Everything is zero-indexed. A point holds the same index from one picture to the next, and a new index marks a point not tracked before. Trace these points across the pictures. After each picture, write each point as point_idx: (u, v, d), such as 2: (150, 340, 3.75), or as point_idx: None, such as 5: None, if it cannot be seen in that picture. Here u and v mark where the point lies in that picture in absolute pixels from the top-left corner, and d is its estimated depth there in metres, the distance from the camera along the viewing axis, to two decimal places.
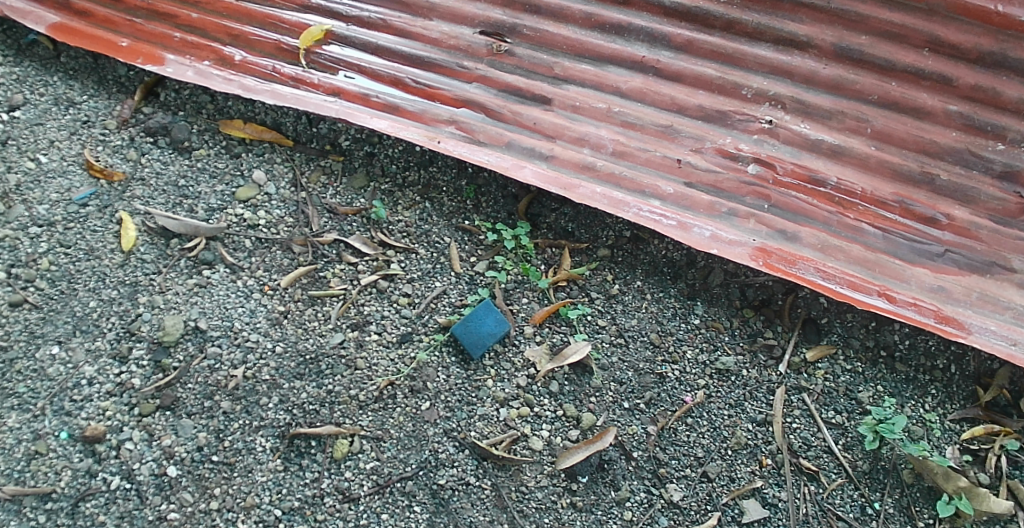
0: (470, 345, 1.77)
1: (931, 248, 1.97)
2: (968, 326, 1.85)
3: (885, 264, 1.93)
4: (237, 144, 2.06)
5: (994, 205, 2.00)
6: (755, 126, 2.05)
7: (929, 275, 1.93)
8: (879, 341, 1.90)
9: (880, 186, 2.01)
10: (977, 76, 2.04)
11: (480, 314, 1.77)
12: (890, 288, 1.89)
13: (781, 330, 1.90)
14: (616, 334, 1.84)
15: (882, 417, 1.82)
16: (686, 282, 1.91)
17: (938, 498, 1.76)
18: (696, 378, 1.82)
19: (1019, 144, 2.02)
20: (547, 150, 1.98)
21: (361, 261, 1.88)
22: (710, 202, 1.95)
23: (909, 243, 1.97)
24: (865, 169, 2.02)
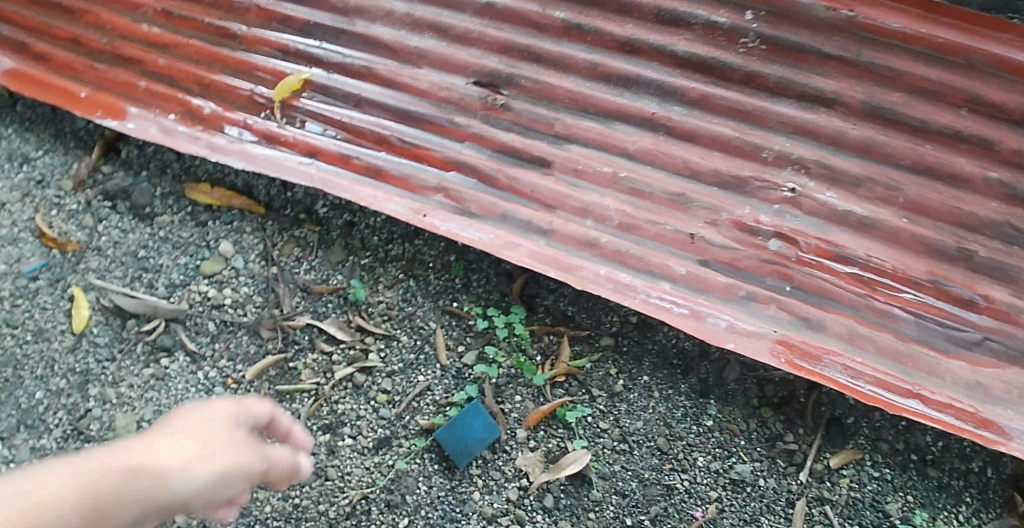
0: (454, 451, 1.61)
1: (969, 336, 1.72)
2: (1010, 433, 1.62)
3: (919, 357, 1.70)
4: (203, 211, 1.88)
5: None
6: (776, 194, 1.81)
7: (967, 368, 1.69)
8: (909, 444, 1.68)
9: (911, 263, 1.76)
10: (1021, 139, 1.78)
11: (467, 418, 1.61)
12: (923, 386, 1.67)
13: (803, 432, 1.70)
14: (619, 439, 1.65)
15: None
16: (698, 376, 1.71)
17: None
18: (708, 490, 1.63)
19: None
20: (546, 224, 1.77)
21: (336, 350, 1.74)
22: (727, 285, 1.75)
23: (945, 329, 1.72)
24: (895, 244, 1.78)
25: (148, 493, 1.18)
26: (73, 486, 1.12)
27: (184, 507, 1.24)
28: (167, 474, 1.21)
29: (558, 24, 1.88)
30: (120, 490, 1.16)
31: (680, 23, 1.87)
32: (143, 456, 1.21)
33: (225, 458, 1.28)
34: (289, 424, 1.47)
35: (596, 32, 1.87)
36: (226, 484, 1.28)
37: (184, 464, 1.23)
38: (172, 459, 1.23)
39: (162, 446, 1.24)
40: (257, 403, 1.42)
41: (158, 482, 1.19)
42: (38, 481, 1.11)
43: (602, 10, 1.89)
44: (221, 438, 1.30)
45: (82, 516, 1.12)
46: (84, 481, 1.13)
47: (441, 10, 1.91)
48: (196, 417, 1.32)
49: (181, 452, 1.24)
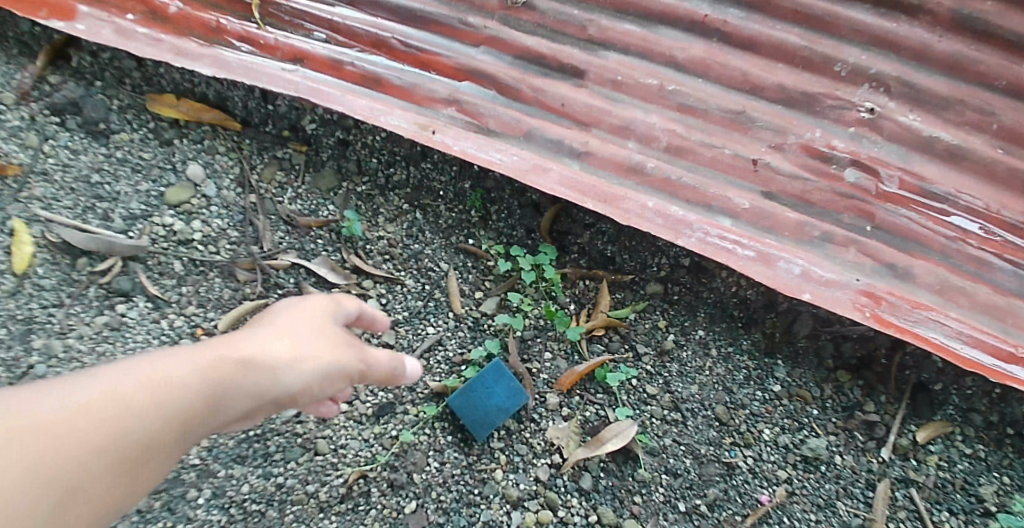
0: (471, 422, 1.28)
1: None
2: None
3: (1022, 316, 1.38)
4: (168, 128, 1.55)
5: None
6: (851, 115, 1.47)
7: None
8: (1008, 418, 1.39)
9: (1013, 205, 1.44)
10: None
11: (488, 379, 1.28)
12: None
13: (884, 401, 1.43)
14: (670, 407, 1.35)
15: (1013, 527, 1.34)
16: (763, 332, 1.43)
17: None
18: (776, 470, 1.35)
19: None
20: (581, 145, 1.45)
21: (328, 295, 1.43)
22: (798, 223, 1.42)
23: None
24: (990, 181, 1.45)
25: (257, 388, 0.99)
26: (182, 378, 0.93)
27: (289, 402, 1.05)
28: (278, 367, 1.00)
29: None
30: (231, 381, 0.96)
31: None
32: (249, 347, 1.00)
33: (335, 349, 1.07)
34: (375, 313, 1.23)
35: None
36: (334, 379, 1.07)
37: (292, 356, 1.02)
38: (280, 349, 1.02)
39: (267, 336, 1.03)
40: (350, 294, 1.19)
41: (269, 378, 1.00)
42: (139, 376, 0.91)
43: None
44: (322, 327, 1.09)
45: (191, 410, 0.93)
46: (190, 376, 0.94)
47: None
48: (290, 306, 1.10)
49: (286, 341, 1.03)
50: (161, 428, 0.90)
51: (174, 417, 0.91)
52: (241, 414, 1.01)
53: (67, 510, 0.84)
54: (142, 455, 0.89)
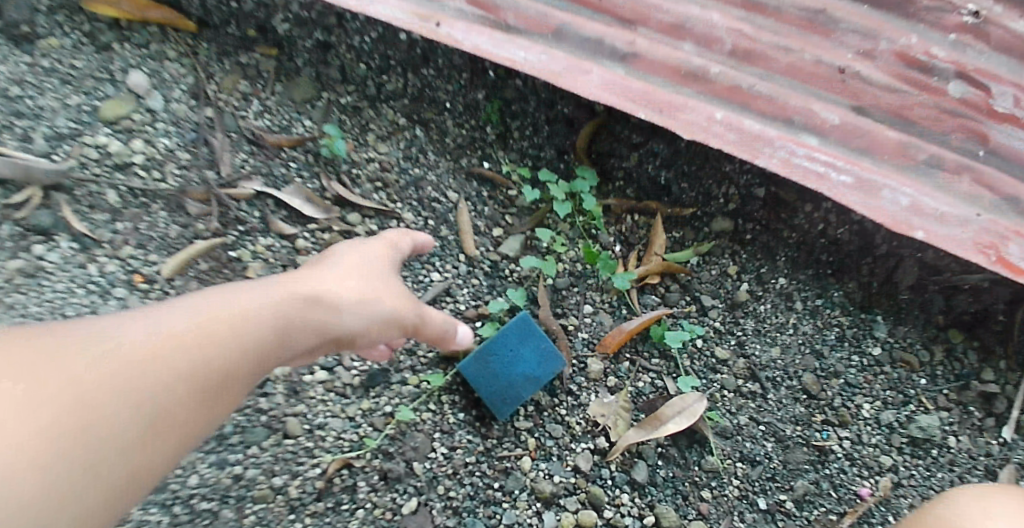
0: (489, 396, 0.98)
1: None
2: None
3: None
4: (105, 30, 1.10)
5: None
6: (952, 18, 1.07)
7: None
8: None
9: None
10: None
11: (514, 340, 0.97)
12: None
13: (1004, 369, 1.10)
14: (746, 376, 1.04)
15: None
16: (858, 280, 1.11)
17: None
18: (877, 456, 1.05)
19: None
20: (626, 44, 1.07)
21: (302, 232, 1.07)
22: (902, 144, 1.06)
23: None
24: None
25: (312, 333, 0.77)
26: (217, 321, 0.72)
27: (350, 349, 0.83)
28: (333, 307, 0.78)
29: None
30: (280, 325, 0.75)
31: None
32: (300, 284, 0.79)
33: (401, 289, 0.85)
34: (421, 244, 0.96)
35: None
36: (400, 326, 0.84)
37: (351, 293, 0.80)
38: (335, 285, 0.79)
39: (319, 272, 0.81)
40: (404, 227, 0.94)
41: (323, 321, 0.78)
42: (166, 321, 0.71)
43: None
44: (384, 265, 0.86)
45: (231, 362, 0.72)
46: (231, 318, 0.73)
47: None
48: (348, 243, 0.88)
49: (343, 277, 0.81)
50: (193, 382, 0.70)
51: (211, 371, 0.71)
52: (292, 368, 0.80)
53: (84, 492, 0.64)
54: (175, 420, 0.69)
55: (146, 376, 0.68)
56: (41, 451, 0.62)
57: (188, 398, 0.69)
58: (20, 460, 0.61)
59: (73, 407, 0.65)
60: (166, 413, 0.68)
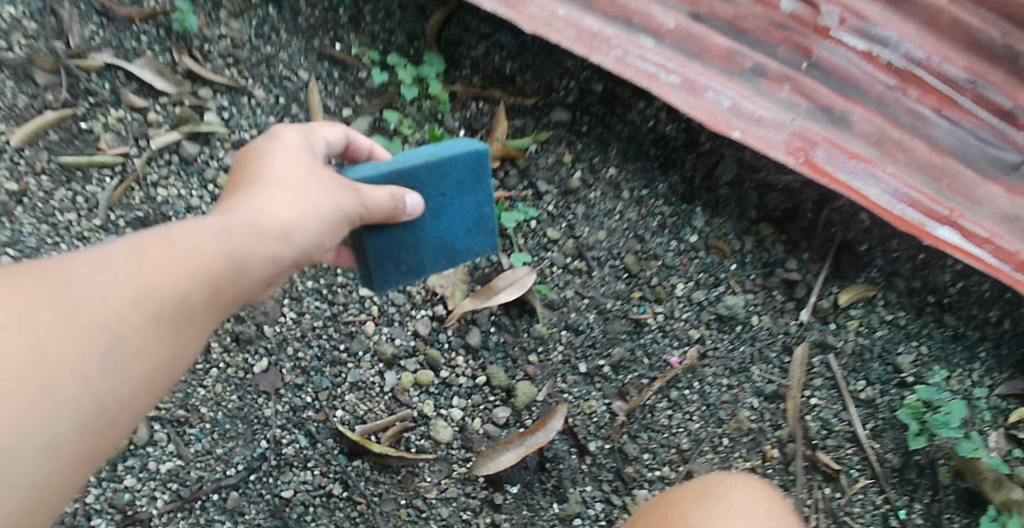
0: (380, 257, 0.99)
1: (1010, 158, 1.21)
2: None
3: (955, 177, 1.19)
4: None
5: None
6: None
7: (1007, 196, 1.19)
8: (929, 282, 1.24)
9: (959, 57, 1.21)
10: None
11: (458, 178, 0.99)
12: (960, 214, 1.18)
13: (807, 259, 1.28)
14: (573, 255, 1.19)
15: (927, 400, 1.26)
16: (681, 174, 1.23)
17: (985, 509, 1.24)
18: (688, 329, 1.19)
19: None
20: None
21: (153, 105, 1.12)
22: (728, 51, 1.21)
23: (991, 146, 1.21)
24: (932, 27, 1.21)
25: (273, 252, 0.81)
26: (184, 246, 0.76)
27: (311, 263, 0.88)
28: (288, 222, 0.81)
29: None
30: (241, 244, 0.79)
31: None
32: (246, 200, 0.81)
33: (342, 190, 0.87)
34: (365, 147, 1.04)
35: None
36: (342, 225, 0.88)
37: (303, 206, 0.83)
38: (281, 197, 0.83)
39: (254, 189, 0.83)
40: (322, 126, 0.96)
41: (280, 240, 0.81)
42: (118, 255, 0.74)
43: None
44: (313, 164, 0.88)
45: (219, 276, 0.77)
46: (193, 238, 0.76)
47: None
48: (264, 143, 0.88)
49: (275, 185, 0.83)
50: (171, 303, 0.74)
51: (177, 291, 0.75)
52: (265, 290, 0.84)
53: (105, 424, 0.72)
54: (167, 331, 0.74)
55: (106, 325, 0.71)
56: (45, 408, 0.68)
57: (165, 317, 0.74)
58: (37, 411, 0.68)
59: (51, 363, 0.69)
60: (138, 340, 0.73)
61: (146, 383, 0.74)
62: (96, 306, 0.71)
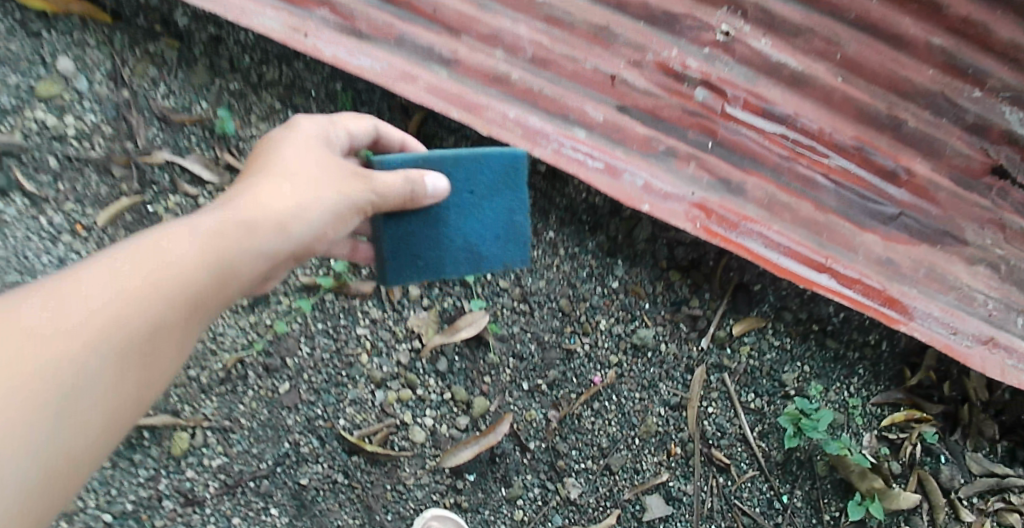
0: (411, 228, 1.41)
1: (885, 210, 1.68)
2: (913, 314, 1.61)
3: (835, 229, 1.64)
4: (36, 19, 1.55)
5: (957, 162, 1.71)
6: (708, 36, 1.62)
7: (879, 243, 1.66)
8: (813, 314, 1.66)
9: (842, 127, 1.68)
10: (973, 6, 1.69)
11: (482, 181, 1.41)
12: (836, 261, 1.62)
13: (708, 297, 1.64)
14: (519, 299, 1.58)
15: (805, 409, 1.66)
16: (607, 234, 1.58)
17: (850, 493, 1.66)
18: (609, 355, 1.60)
19: (997, 94, 1.71)
20: (449, 52, 1.53)
21: (201, 192, 1.59)
22: (646, 137, 1.57)
23: (862, 202, 1.67)
24: (827, 104, 1.67)
25: (276, 236, 1.19)
26: (195, 246, 1.12)
27: (312, 247, 1.26)
28: (284, 217, 1.19)
29: None
30: (240, 239, 1.15)
31: None
32: (255, 200, 1.19)
33: (335, 188, 1.25)
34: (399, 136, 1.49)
35: None
36: (341, 210, 1.27)
37: (298, 204, 1.21)
38: (280, 198, 1.20)
39: (259, 189, 1.20)
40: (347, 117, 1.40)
41: (281, 229, 1.19)
42: (146, 252, 1.09)
43: None
44: (313, 162, 1.27)
45: (223, 266, 1.14)
46: (214, 234, 1.14)
47: None
48: (281, 143, 1.28)
49: (278, 189, 1.21)
50: (199, 283, 1.11)
51: (203, 274, 1.12)
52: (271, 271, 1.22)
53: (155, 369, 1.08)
54: (196, 302, 1.11)
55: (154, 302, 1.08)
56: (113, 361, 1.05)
57: (196, 292, 1.11)
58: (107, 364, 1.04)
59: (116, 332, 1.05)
60: (177, 307, 1.09)
61: (172, 358, 1.10)
62: (132, 297, 1.06)
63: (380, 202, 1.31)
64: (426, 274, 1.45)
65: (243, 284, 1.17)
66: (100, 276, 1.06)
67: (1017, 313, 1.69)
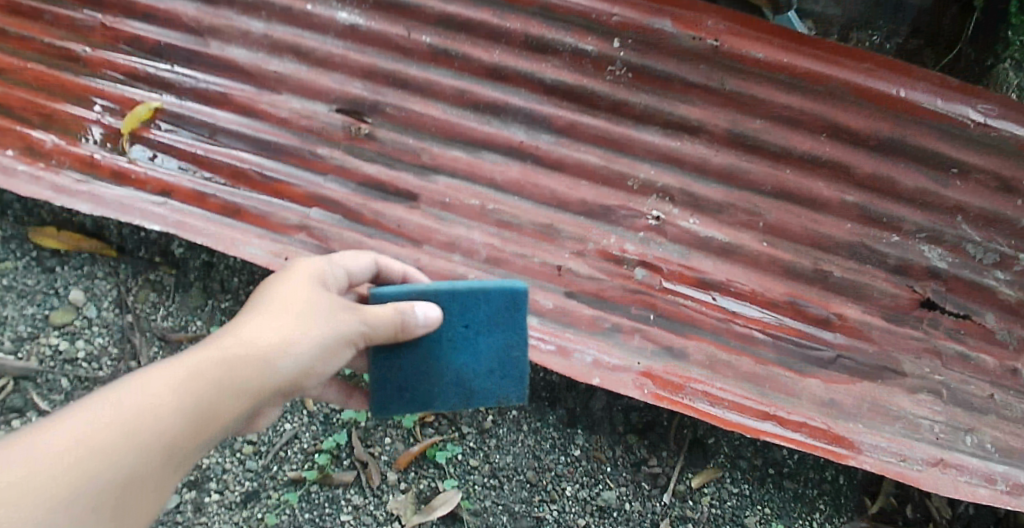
0: (411, 360, 1.50)
1: (824, 353, 1.79)
2: (858, 446, 1.70)
3: (776, 379, 1.75)
4: (50, 256, 1.89)
5: (885, 302, 1.82)
6: (640, 222, 1.84)
7: (822, 385, 1.75)
8: (767, 459, 1.78)
9: (771, 285, 1.82)
10: (873, 163, 1.87)
11: (484, 315, 1.49)
12: (779, 409, 1.72)
13: (666, 455, 1.79)
14: (489, 475, 1.75)
15: None
16: (565, 408, 1.79)
17: None
18: (576, 518, 1.73)
19: (913, 236, 1.86)
20: (413, 261, 1.77)
21: None
22: (592, 317, 1.77)
23: (801, 350, 1.79)
24: (756, 268, 1.83)
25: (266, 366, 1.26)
26: (178, 388, 1.17)
27: (295, 385, 1.31)
28: (274, 349, 1.27)
29: (424, 49, 1.91)
30: (223, 380, 1.21)
31: (548, 50, 1.89)
32: (251, 331, 1.28)
33: (320, 324, 1.32)
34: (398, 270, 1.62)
35: (463, 57, 1.90)
36: (331, 347, 1.34)
37: (281, 342, 1.28)
38: (264, 337, 1.28)
39: (252, 327, 1.29)
40: (346, 256, 1.53)
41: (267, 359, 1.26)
42: (131, 395, 1.14)
43: (470, 35, 1.91)
44: (304, 299, 1.35)
45: (204, 409, 1.19)
46: (214, 360, 1.22)
47: (302, 32, 1.93)
48: (274, 286, 1.37)
49: (275, 318, 1.30)
50: (197, 402, 1.18)
51: (203, 394, 1.19)
52: (253, 411, 1.27)
53: (153, 477, 1.13)
54: (196, 421, 1.17)
55: (162, 410, 1.15)
56: (115, 460, 1.10)
57: (193, 409, 1.17)
58: (113, 458, 1.10)
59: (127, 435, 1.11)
60: (178, 422, 1.16)
61: (169, 471, 1.15)
62: (144, 404, 1.14)
63: (373, 332, 1.39)
64: (414, 405, 1.54)
65: (237, 411, 1.23)
66: (122, 388, 1.15)
67: (965, 432, 1.74)
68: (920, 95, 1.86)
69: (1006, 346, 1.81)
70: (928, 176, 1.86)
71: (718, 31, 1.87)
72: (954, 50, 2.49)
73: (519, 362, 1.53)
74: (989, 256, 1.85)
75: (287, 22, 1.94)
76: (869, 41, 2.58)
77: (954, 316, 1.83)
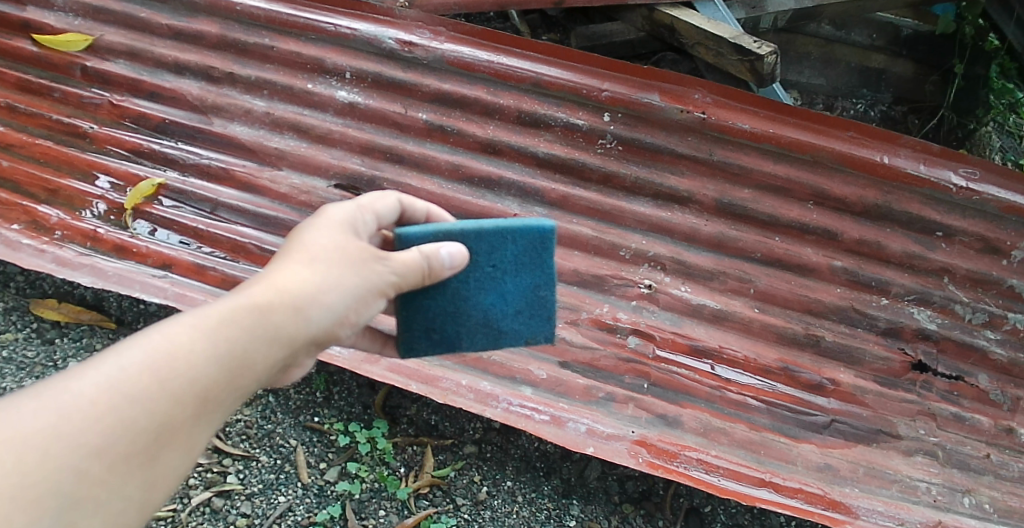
0: (438, 301, 1.45)
1: (816, 419, 1.80)
2: (854, 510, 1.69)
3: (770, 446, 1.76)
4: (50, 328, 1.91)
5: (878, 366, 1.84)
6: (633, 290, 1.88)
7: (816, 451, 1.76)
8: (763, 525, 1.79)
9: (764, 351, 1.84)
10: (862, 229, 1.90)
11: (512, 255, 1.45)
12: (774, 475, 1.72)
13: (663, 525, 1.78)
14: None
15: None
16: (560, 478, 1.82)
17: None
18: None
19: (902, 299, 1.88)
20: None
21: (193, 474, 1.78)
22: (586, 387, 1.79)
23: (795, 416, 1.80)
24: (748, 334, 1.86)
25: (297, 316, 1.21)
26: (208, 337, 1.14)
27: (329, 335, 1.26)
28: (305, 301, 1.22)
29: (421, 125, 1.97)
30: (255, 328, 1.17)
31: (540, 125, 1.95)
32: (280, 278, 1.22)
33: (352, 275, 1.26)
34: (424, 208, 1.52)
35: (458, 133, 1.96)
36: (365, 297, 1.28)
37: (313, 290, 1.22)
38: (296, 284, 1.22)
39: (281, 276, 1.22)
40: (374, 199, 1.42)
41: (299, 311, 1.21)
42: (164, 340, 1.11)
43: (464, 111, 1.97)
44: (337, 244, 1.28)
45: (236, 358, 1.15)
46: (245, 309, 1.17)
47: (302, 109, 2.00)
48: (306, 229, 1.29)
49: (304, 268, 1.24)
50: (226, 353, 1.14)
51: (234, 346, 1.15)
52: (287, 361, 1.23)
53: (183, 429, 1.11)
54: (227, 372, 1.14)
55: (193, 360, 1.12)
56: (144, 412, 1.08)
57: (225, 360, 1.14)
58: (144, 408, 1.08)
59: (158, 385, 1.09)
60: (208, 373, 1.13)
61: (199, 422, 1.12)
62: (175, 354, 1.11)
63: (404, 281, 1.33)
64: (442, 346, 1.50)
65: (269, 361, 1.18)
66: (152, 335, 1.12)
67: (963, 494, 1.74)
68: (903, 161, 1.89)
69: (1000, 406, 1.83)
70: (915, 240, 1.90)
71: (705, 104, 1.92)
72: (937, 116, 2.62)
73: (547, 301, 1.50)
74: (978, 316, 1.88)
75: (287, 101, 2.01)
76: (853, 108, 2.71)
77: (946, 378, 1.85)
